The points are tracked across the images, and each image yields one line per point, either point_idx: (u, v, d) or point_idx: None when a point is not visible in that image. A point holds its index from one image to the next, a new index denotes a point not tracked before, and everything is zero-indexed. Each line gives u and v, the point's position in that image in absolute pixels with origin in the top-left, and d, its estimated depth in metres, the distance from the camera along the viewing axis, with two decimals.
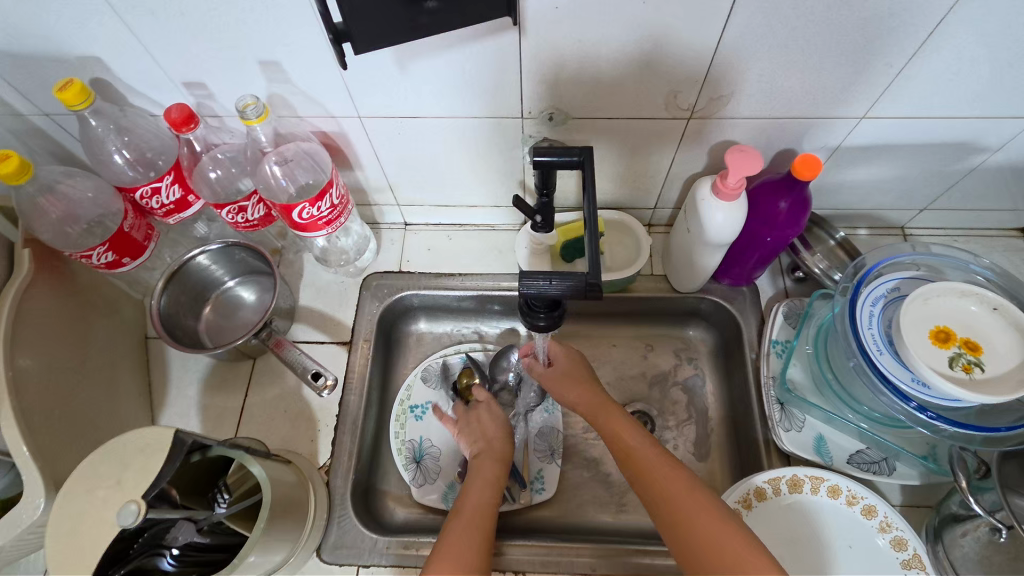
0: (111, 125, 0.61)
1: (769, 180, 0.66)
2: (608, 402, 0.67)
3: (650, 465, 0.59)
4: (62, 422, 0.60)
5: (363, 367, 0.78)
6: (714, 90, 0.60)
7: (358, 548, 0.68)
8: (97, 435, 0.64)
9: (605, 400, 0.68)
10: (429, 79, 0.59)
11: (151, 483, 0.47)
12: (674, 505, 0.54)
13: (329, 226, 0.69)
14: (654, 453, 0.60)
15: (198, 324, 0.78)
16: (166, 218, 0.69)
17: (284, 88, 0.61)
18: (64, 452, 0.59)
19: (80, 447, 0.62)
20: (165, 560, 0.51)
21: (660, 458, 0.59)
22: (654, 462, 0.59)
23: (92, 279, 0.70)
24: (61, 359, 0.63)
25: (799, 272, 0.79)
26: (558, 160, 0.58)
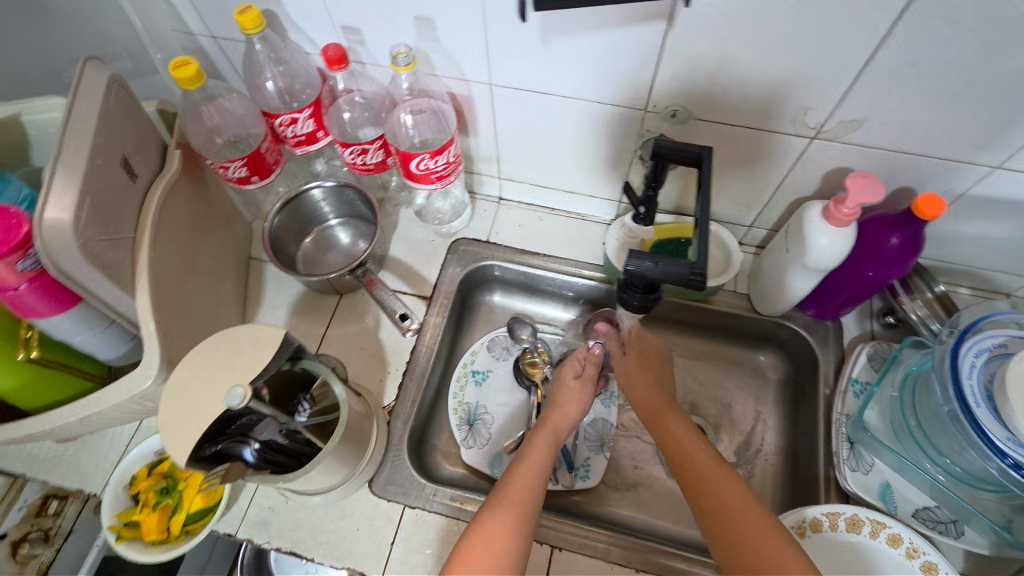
0: (271, 54, 0.67)
1: (883, 214, 0.65)
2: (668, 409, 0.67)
3: (712, 480, 0.57)
4: (184, 312, 0.65)
5: (438, 323, 0.81)
6: (847, 112, 0.60)
7: (407, 488, 0.70)
8: (202, 333, 0.70)
9: (668, 406, 0.67)
10: (567, 56, 0.62)
11: (257, 374, 0.51)
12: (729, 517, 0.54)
13: (440, 181, 0.73)
14: (716, 467, 0.58)
15: (297, 252, 0.84)
16: (295, 148, 0.74)
17: (429, 45, 0.65)
18: (183, 340, 0.64)
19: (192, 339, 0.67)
20: (248, 450, 0.55)
21: (720, 470, 0.58)
22: (715, 473, 0.57)
23: (219, 193, 0.77)
24: (190, 255, 0.68)
25: (891, 317, 0.77)
26: (676, 156, 0.60)
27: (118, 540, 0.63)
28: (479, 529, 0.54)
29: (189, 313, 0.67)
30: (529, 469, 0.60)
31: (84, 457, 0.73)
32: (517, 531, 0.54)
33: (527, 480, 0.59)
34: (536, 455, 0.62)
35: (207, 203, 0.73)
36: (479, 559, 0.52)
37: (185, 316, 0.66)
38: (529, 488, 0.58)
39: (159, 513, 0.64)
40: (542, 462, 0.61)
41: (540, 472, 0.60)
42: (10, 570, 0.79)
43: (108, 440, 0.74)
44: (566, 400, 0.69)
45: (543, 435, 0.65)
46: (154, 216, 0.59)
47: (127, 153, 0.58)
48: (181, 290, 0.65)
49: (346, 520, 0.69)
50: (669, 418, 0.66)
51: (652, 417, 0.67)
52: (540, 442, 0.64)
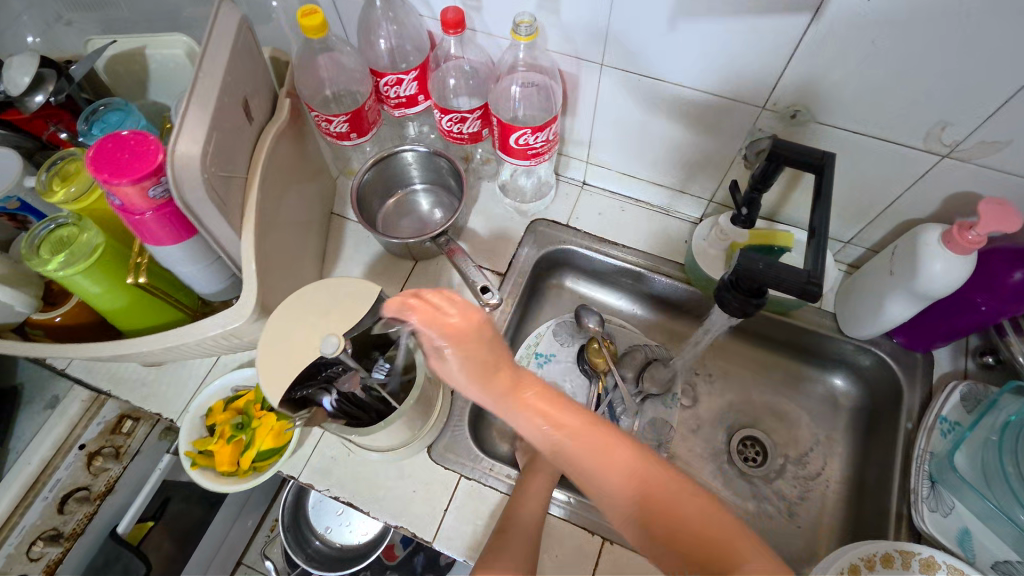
0: (388, 13, 0.67)
1: (1008, 247, 0.60)
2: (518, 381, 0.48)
3: (622, 477, 0.45)
4: (276, 258, 0.68)
5: (509, 301, 0.81)
6: (991, 132, 0.55)
7: (464, 458, 0.71)
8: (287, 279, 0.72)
9: (515, 384, 0.48)
10: (692, 41, 0.59)
11: (351, 326, 0.52)
12: (660, 510, 0.43)
13: (535, 158, 0.72)
14: (612, 452, 0.46)
15: (379, 212, 0.85)
16: (394, 110, 0.75)
17: (548, 18, 0.63)
18: (275, 282, 0.67)
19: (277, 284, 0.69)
20: (327, 399, 0.57)
21: (615, 448, 0.46)
22: (619, 460, 0.45)
23: (314, 145, 0.78)
24: (285, 204, 0.70)
25: (989, 358, 0.72)
26: (795, 158, 0.57)
27: (192, 466, 0.66)
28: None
29: (279, 259, 0.69)
30: (523, 516, 0.60)
31: (166, 384, 0.76)
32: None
33: (523, 523, 0.60)
34: (532, 496, 0.63)
35: (305, 154, 0.75)
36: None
37: (276, 261, 0.67)
38: (525, 532, 0.59)
39: (232, 447, 0.67)
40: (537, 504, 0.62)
41: (536, 519, 0.61)
42: (85, 479, 0.84)
43: (188, 371, 0.77)
44: None
45: (535, 475, 0.65)
46: (264, 161, 0.60)
47: (248, 96, 0.59)
48: (274, 236, 0.67)
49: (404, 480, 0.70)
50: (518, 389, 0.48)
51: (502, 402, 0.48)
52: (534, 484, 0.64)
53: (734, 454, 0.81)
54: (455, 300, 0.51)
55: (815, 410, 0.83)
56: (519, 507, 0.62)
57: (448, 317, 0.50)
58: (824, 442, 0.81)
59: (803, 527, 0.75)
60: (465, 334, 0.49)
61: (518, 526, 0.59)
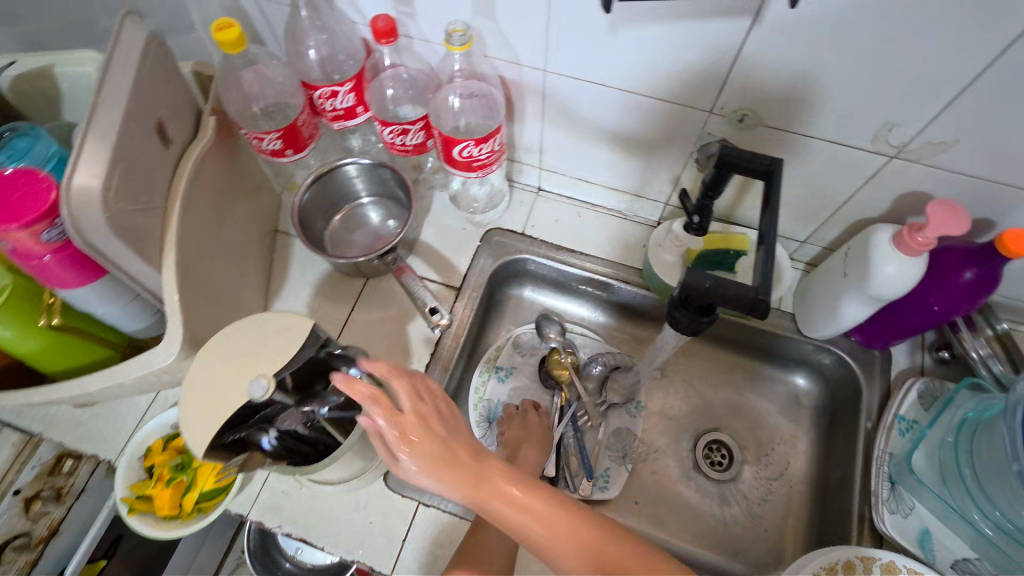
0: (316, 21, 0.63)
1: (957, 246, 0.60)
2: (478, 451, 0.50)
3: (572, 547, 0.47)
4: (211, 287, 0.64)
5: (465, 316, 0.78)
6: (937, 132, 0.54)
7: (422, 485, 0.69)
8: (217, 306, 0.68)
9: (477, 463, 0.49)
10: (635, 46, 0.57)
11: (285, 364, 0.49)
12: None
13: (481, 170, 0.69)
14: (581, 531, 0.48)
15: (326, 229, 0.81)
16: (332, 122, 0.71)
17: (485, 24, 0.60)
18: (210, 313, 0.63)
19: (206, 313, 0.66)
20: (266, 438, 0.53)
21: (581, 526, 0.48)
22: (567, 531, 0.48)
23: (250, 161, 0.74)
24: (218, 229, 0.66)
25: (945, 353, 0.72)
26: (744, 165, 0.55)
27: (129, 513, 0.62)
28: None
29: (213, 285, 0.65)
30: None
31: (102, 423, 0.72)
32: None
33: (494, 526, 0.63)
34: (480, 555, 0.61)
35: (239, 171, 0.71)
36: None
37: (209, 290, 0.63)
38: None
39: (173, 490, 0.63)
40: None
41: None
42: (23, 525, 0.79)
43: (125, 408, 0.72)
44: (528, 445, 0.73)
45: None
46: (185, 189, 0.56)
47: (163, 117, 0.55)
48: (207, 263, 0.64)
49: (361, 511, 0.67)
50: (480, 467, 0.49)
51: (465, 485, 0.48)
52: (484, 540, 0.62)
53: (700, 459, 0.80)
54: (404, 386, 0.51)
55: (779, 411, 0.82)
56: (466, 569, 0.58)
57: (405, 404, 0.50)
58: (788, 443, 0.80)
59: (770, 530, 0.75)
60: (417, 409, 0.50)
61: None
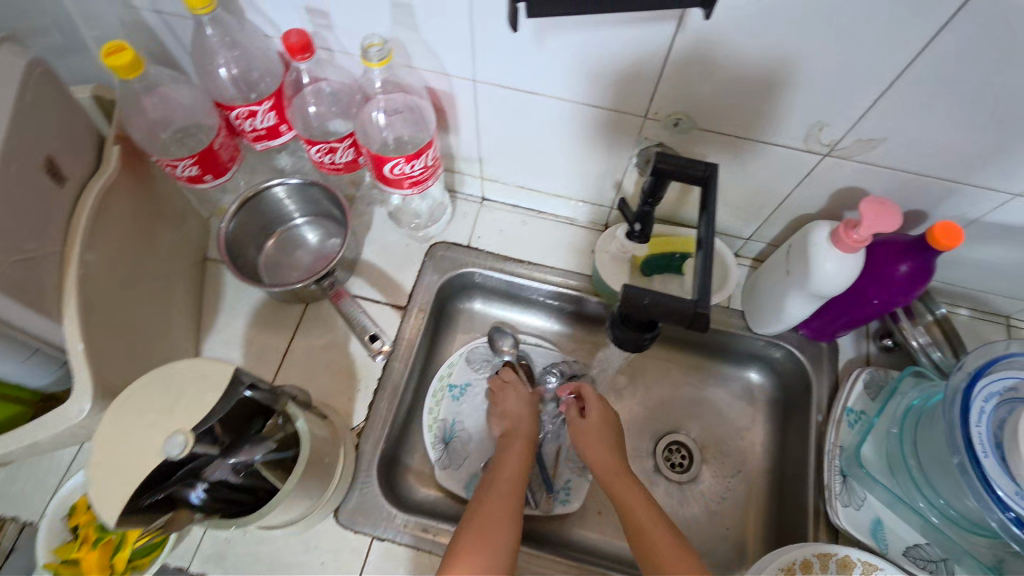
0: (224, 37, 0.59)
1: (891, 239, 0.60)
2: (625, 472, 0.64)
3: (644, 528, 0.59)
4: (128, 329, 0.59)
5: (412, 337, 0.75)
6: (866, 130, 0.54)
7: (376, 518, 0.66)
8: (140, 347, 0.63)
9: (627, 473, 0.64)
10: (565, 55, 0.55)
11: (204, 417, 0.45)
12: None
13: (415, 186, 0.66)
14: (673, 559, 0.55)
15: (259, 257, 0.77)
16: (254, 143, 0.67)
17: (407, 34, 0.57)
18: (128, 359, 0.58)
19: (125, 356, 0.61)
20: (194, 492, 0.49)
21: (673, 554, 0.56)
22: (651, 527, 0.59)
23: (168, 189, 0.69)
24: (135, 266, 0.62)
25: (889, 341, 0.74)
26: (680, 172, 0.54)
27: None
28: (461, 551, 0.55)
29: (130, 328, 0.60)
30: (505, 480, 0.63)
31: (19, 482, 0.66)
32: (498, 552, 0.55)
33: (498, 505, 0.60)
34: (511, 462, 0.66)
35: (156, 201, 0.66)
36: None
37: (123, 334, 0.58)
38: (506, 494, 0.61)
39: (100, 551, 0.59)
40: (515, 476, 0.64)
41: (517, 477, 0.64)
42: None
43: (45, 464, 0.67)
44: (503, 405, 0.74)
45: (513, 446, 0.69)
46: (85, 230, 0.52)
47: (54, 152, 0.51)
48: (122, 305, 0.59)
49: (311, 553, 0.65)
50: (626, 480, 0.63)
51: (609, 478, 0.64)
52: (515, 453, 0.68)
53: (660, 461, 0.79)
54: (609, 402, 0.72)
55: (735, 407, 0.82)
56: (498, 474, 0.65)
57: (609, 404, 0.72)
58: (745, 438, 0.80)
59: (732, 528, 0.75)
60: (607, 412, 0.70)
61: (501, 487, 0.62)
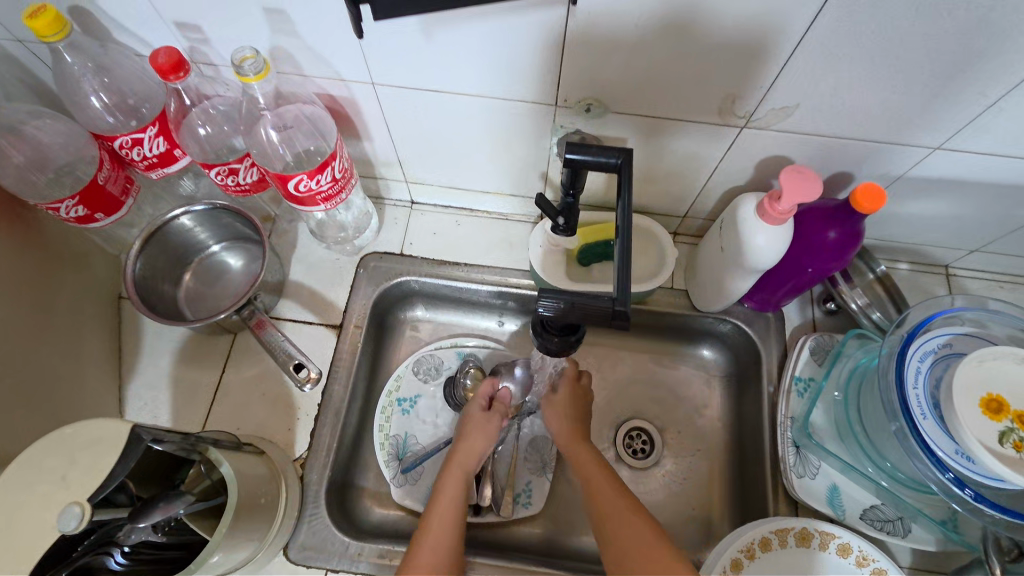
0: (89, 63, 0.54)
1: (819, 205, 0.59)
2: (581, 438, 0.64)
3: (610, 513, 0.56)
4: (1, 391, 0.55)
5: (351, 356, 0.72)
6: (779, 99, 0.52)
7: (329, 550, 0.63)
8: (39, 406, 0.59)
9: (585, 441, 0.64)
10: (455, 49, 0.52)
11: (101, 483, 0.42)
12: None
13: (328, 202, 0.62)
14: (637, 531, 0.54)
15: (177, 291, 0.72)
16: (148, 172, 0.62)
17: (289, 41, 0.53)
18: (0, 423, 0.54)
19: (22, 417, 0.57)
20: (113, 559, 0.46)
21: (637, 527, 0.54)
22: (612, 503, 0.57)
23: (47, 227, 0.63)
24: (4, 321, 0.56)
25: (832, 304, 0.73)
26: (593, 161, 0.51)
27: None
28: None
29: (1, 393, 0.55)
30: (446, 513, 0.58)
31: None
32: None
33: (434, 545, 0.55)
34: (449, 488, 0.60)
35: (24, 242, 0.60)
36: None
37: None
38: (444, 537, 0.56)
39: None
40: (450, 507, 0.58)
41: (455, 507, 0.59)
42: None
43: None
44: (473, 433, 0.65)
45: (451, 475, 0.62)
46: None
47: None
48: None
49: None
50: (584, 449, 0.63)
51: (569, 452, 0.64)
52: (454, 478, 0.61)
53: (622, 449, 0.76)
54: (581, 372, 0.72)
55: (692, 385, 0.80)
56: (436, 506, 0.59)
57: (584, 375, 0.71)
58: (705, 416, 0.78)
59: (697, 508, 0.73)
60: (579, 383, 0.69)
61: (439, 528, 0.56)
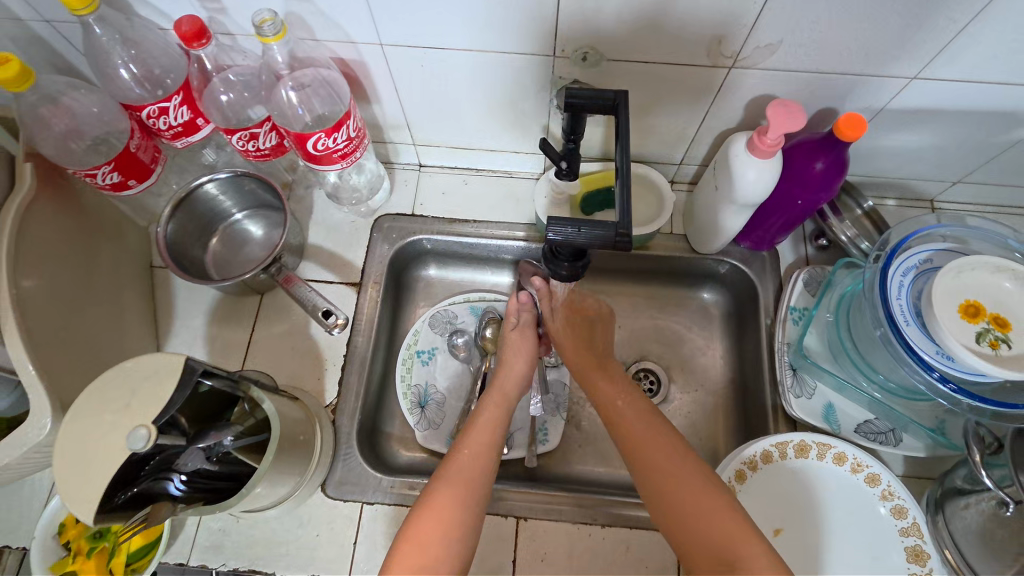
0: (117, 35, 0.58)
1: (806, 140, 0.63)
2: (602, 366, 0.67)
3: (635, 441, 0.57)
4: (67, 348, 0.60)
5: (371, 311, 0.76)
6: (763, 36, 0.56)
7: (363, 484, 0.69)
8: (97, 361, 0.64)
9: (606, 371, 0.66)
10: (457, 5, 0.55)
11: (162, 409, 0.47)
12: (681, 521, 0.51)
13: (344, 160, 0.66)
14: (666, 459, 0.54)
15: (205, 255, 0.76)
16: (173, 141, 0.66)
17: (302, 7, 0.56)
18: (69, 373, 0.59)
19: (87, 371, 0.62)
20: (172, 484, 0.51)
21: (667, 457, 0.54)
22: (636, 426, 0.58)
23: (84, 194, 0.66)
24: (58, 286, 0.61)
25: (824, 240, 0.78)
26: (590, 104, 0.55)
27: None
28: (412, 533, 0.51)
29: (65, 352, 0.59)
30: (477, 447, 0.58)
31: (5, 510, 0.67)
32: (452, 535, 0.51)
33: (471, 465, 0.56)
34: (487, 422, 0.61)
35: (65, 210, 0.63)
36: (412, 567, 0.49)
37: (57, 356, 0.58)
38: (473, 468, 0.56)
39: (97, 559, 0.61)
40: (489, 432, 0.60)
41: (491, 446, 0.59)
42: None
43: (27, 490, 0.68)
44: (514, 352, 0.70)
45: (493, 401, 0.64)
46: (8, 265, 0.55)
47: None
48: (53, 329, 0.59)
49: (304, 527, 0.67)
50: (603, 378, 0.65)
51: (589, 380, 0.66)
52: (490, 412, 0.62)
53: None
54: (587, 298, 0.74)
55: (694, 326, 0.85)
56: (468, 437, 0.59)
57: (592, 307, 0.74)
58: (707, 353, 0.83)
59: (704, 438, 0.78)
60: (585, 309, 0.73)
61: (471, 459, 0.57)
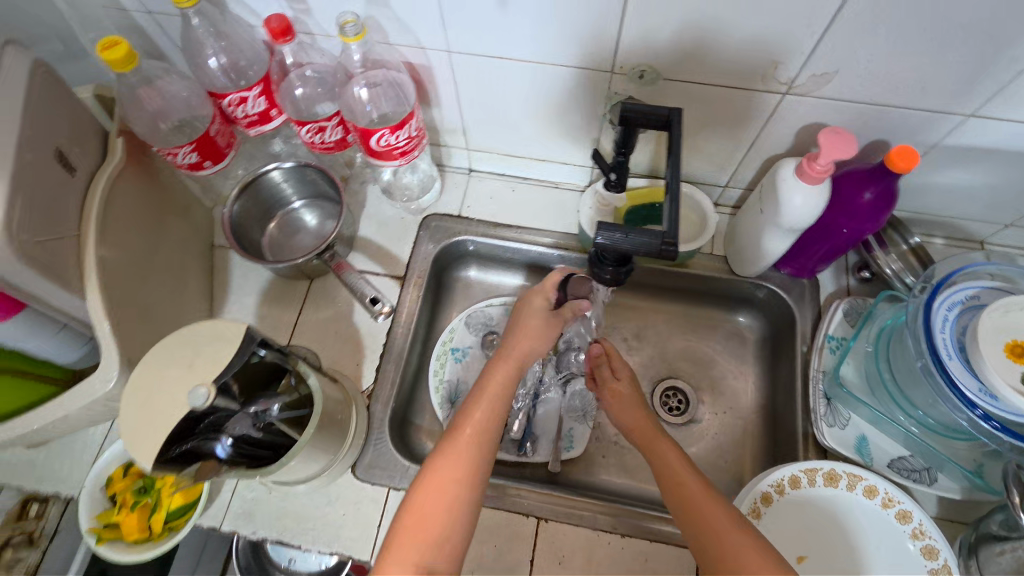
0: (211, 28, 0.63)
1: (856, 169, 0.64)
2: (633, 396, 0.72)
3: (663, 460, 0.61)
4: (135, 313, 0.64)
5: (412, 305, 0.79)
6: (820, 65, 0.57)
7: (391, 470, 0.71)
8: (158, 327, 0.68)
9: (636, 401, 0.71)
10: (525, 18, 0.58)
11: (222, 371, 0.50)
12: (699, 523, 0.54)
13: (403, 157, 0.70)
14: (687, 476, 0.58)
15: (262, 238, 0.81)
16: (248, 129, 0.71)
17: (381, 11, 0.60)
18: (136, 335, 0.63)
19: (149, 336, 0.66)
20: (219, 446, 0.53)
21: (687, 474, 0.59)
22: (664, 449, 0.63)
23: (162, 172, 0.71)
24: (135, 254, 0.65)
25: (867, 272, 0.77)
26: (646, 118, 0.57)
27: (98, 543, 0.64)
28: (421, 489, 0.53)
29: (132, 316, 0.63)
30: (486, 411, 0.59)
31: (59, 459, 0.72)
32: (463, 488, 0.54)
33: (481, 428, 0.58)
34: (497, 390, 0.62)
35: (146, 184, 0.68)
36: (423, 521, 0.51)
37: (124, 318, 0.61)
38: (481, 431, 0.58)
39: (139, 513, 0.66)
40: (499, 399, 0.61)
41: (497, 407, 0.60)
42: None
43: (81, 441, 0.73)
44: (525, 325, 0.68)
45: (504, 363, 0.65)
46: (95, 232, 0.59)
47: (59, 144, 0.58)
48: (125, 294, 0.63)
49: (332, 505, 0.69)
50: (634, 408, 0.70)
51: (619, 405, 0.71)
52: (499, 380, 0.63)
53: (658, 405, 0.81)
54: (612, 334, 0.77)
55: (727, 348, 0.85)
56: (479, 400, 0.60)
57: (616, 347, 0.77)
58: (738, 376, 0.83)
59: (731, 461, 0.78)
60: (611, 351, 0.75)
61: (481, 423, 0.58)
